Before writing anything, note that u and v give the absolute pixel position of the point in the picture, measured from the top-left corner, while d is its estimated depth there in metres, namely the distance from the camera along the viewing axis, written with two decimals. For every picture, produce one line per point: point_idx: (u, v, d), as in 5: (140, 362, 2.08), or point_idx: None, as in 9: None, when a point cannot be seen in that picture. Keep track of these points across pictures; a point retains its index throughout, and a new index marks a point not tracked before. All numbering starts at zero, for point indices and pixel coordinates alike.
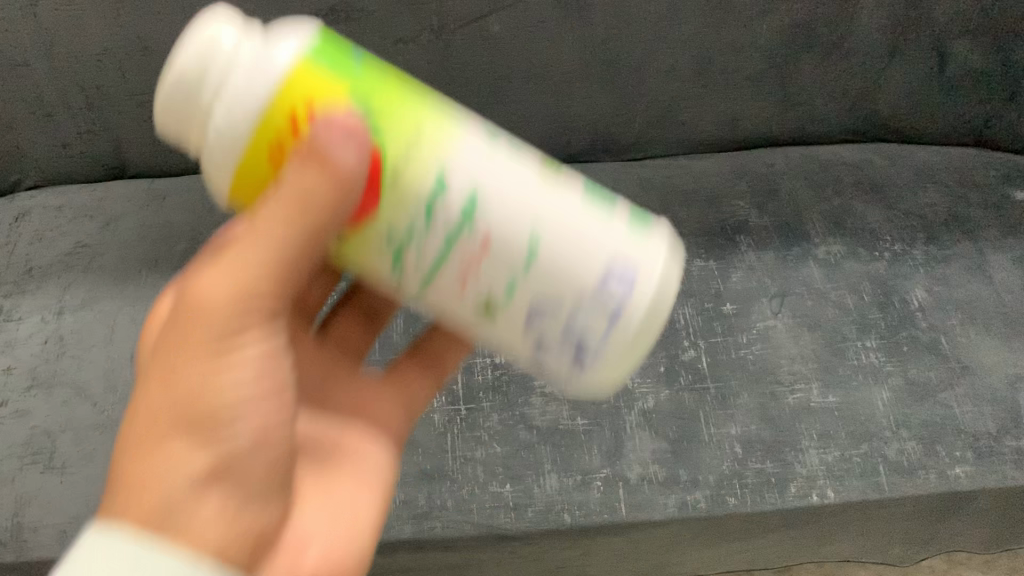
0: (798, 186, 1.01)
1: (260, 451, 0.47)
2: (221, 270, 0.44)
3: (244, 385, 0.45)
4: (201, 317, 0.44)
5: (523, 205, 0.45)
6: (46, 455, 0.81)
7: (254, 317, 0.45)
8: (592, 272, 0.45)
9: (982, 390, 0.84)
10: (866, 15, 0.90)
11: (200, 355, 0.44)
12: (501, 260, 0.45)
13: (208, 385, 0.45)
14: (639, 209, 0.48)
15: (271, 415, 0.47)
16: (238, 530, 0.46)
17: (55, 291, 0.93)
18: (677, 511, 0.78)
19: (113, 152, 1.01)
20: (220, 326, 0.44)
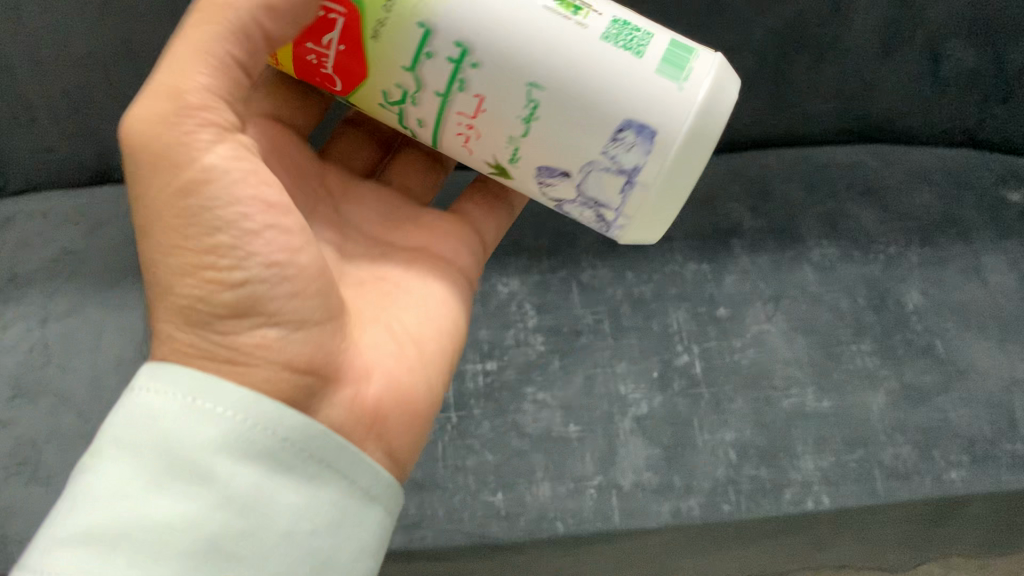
0: (791, 188, 1.00)
1: (288, 291, 0.51)
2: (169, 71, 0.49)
3: (219, 192, 0.49)
4: (155, 112, 0.49)
5: (525, 58, 0.49)
6: (30, 466, 0.80)
7: (203, 120, 0.49)
8: (601, 119, 0.50)
9: (977, 394, 0.83)
10: (859, 15, 0.89)
11: (161, 143, 0.49)
12: (498, 74, 0.50)
13: (193, 211, 0.49)
14: (678, 46, 0.50)
15: (282, 230, 0.52)
16: (288, 355, 0.51)
17: (40, 299, 0.91)
18: (671, 518, 0.77)
19: (98, 157, 0.99)
20: (173, 115, 0.49)
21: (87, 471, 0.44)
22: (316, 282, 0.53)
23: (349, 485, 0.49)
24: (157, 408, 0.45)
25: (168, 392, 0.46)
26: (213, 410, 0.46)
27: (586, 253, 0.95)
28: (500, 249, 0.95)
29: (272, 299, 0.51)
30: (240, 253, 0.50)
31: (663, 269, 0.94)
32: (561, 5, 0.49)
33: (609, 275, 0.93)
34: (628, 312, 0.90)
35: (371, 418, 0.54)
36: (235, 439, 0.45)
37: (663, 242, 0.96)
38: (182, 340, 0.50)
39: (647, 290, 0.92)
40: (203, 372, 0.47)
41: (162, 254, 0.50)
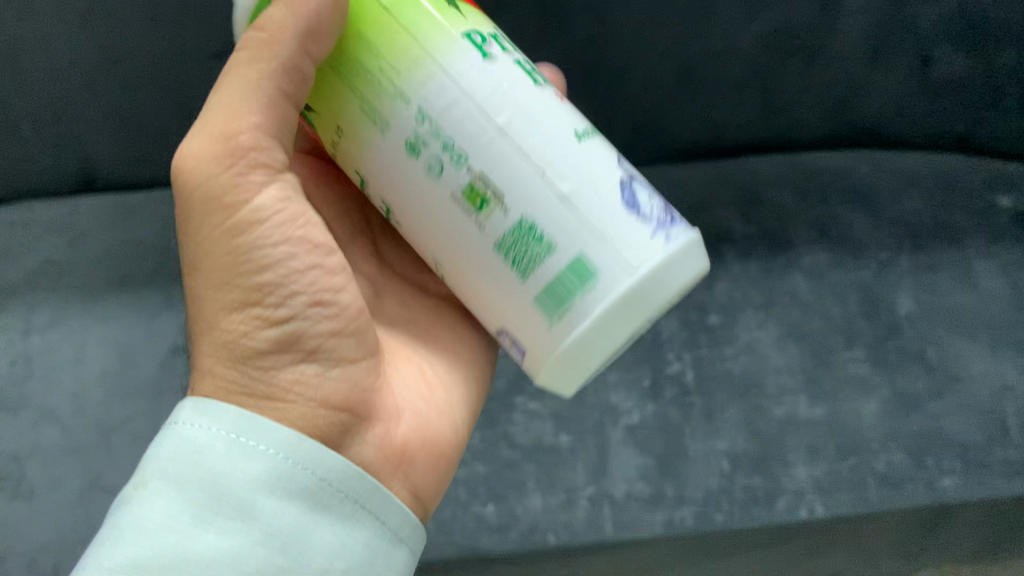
0: (781, 195, 0.99)
1: (329, 330, 0.52)
2: (209, 125, 0.50)
3: (262, 232, 0.50)
4: (199, 168, 0.50)
5: (423, 237, 0.50)
6: (13, 481, 0.79)
7: (253, 160, 0.49)
8: (489, 313, 0.50)
9: (970, 401, 0.83)
10: (848, 19, 0.89)
11: (202, 196, 0.50)
12: (412, 237, 0.51)
13: (242, 250, 0.50)
14: (568, 286, 0.45)
15: (328, 270, 0.53)
16: (325, 392, 0.51)
17: (22, 312, 0.90)
18: (663, 528, 0.76)
19: (81, 165, 0.97)
20: (212, 170, 0.49)
21: (131, 502, 0.44)
22: (355, 321, 0.54)
23: (380, 526, 0.49)
24: (202, 443, 0.45)
25: (212, 427, 0.46)
26: (255, 448, 0.46)
27: None
28: None
29: (312, 336, 0.51)
30: (283, 292, 0.50)
31: None
32: (466, 196, 0.46)
33: None
34: None
35: (397, 456, 0.54)
36: (275, 479, 0.45)
37: None
38: (226, 378, 0.50)
39: None
40: (247, 411, 0.47)
41: (207, 293, 0.51)
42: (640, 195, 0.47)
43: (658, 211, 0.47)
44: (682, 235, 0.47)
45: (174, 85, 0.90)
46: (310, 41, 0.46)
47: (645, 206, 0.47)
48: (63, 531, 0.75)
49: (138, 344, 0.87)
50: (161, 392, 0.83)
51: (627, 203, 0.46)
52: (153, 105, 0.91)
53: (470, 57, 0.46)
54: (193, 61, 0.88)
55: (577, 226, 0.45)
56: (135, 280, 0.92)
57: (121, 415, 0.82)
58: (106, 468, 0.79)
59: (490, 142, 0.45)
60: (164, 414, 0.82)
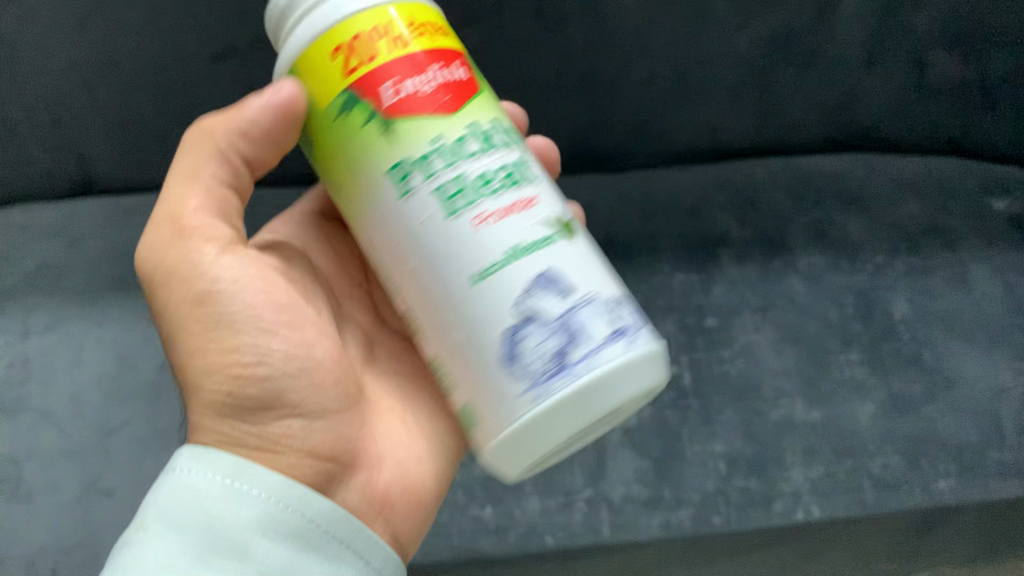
0: (777, 198, 1.00)
1: (308, 384, 0.54)
2: (161, 220, 0.55)
3: (235, 296, 0.53)
4: (164, 253, 0.53)
5: None
6: (11, 482, 0.78)
7: (204, 236, 0.54)
8: None
9: (965, 403, 0.83)
10: (844, 24, 0.90)
11: (177, 272, 0.53)
12: None
13: (216, 315, 0.52)
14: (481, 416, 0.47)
15: (302, 328, 0.55)
16: (313, 443, 0.53)
17: (20, 314, 0.90)
18: (661, 530, 0.76)
19: (79, 168, 0.97)
20: (178, 249, 0.53)
21: (131, 544, 0.45)
22: (335, 374, 0.56)
23: (365, 565, 0.51)
24: (197, 486, 0.47)
25: (207, 472, 0.48)
26: (249, 491, 0.48)
27: None
28: None
29: (294, 391, 0.53)
30: (261, 349, 0.52)
31: (651, 281, 0.94)
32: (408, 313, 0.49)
33: None
34: None
35: (380, 502, 0.56)
36: (267, 520, 0.47)
37: (651, 252, 0.96)
38: (218, 431, 0.52)
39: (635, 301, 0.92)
40: (239, 457, 0.49)
41: (191, 353, 0.53)
42: (530, 341, 0.44)
43: (545, 363, 0.44)
44: (563, 394, 0.43)
45: (173, 88, 0.90)
46: (242, 134, 0.55)
47: (525, 361, 0.44)
48: (61, 533, 0.75)
49: (137, 346, 0.87)
50: (159, 395, 0.83)
51: (500, 360, 0.45)
52: (152, 107, 0.92)
53: (400, 186, 0.46)
54: (192, 64, 0.88)
55: (484, 360, 0.45)
56: (132, 283, 0.92)
57: (120, 417, 0.82)
58: (104, 470, 0.79)
59: (414, 271, 0.47)
60: (162, 417, 0.82)
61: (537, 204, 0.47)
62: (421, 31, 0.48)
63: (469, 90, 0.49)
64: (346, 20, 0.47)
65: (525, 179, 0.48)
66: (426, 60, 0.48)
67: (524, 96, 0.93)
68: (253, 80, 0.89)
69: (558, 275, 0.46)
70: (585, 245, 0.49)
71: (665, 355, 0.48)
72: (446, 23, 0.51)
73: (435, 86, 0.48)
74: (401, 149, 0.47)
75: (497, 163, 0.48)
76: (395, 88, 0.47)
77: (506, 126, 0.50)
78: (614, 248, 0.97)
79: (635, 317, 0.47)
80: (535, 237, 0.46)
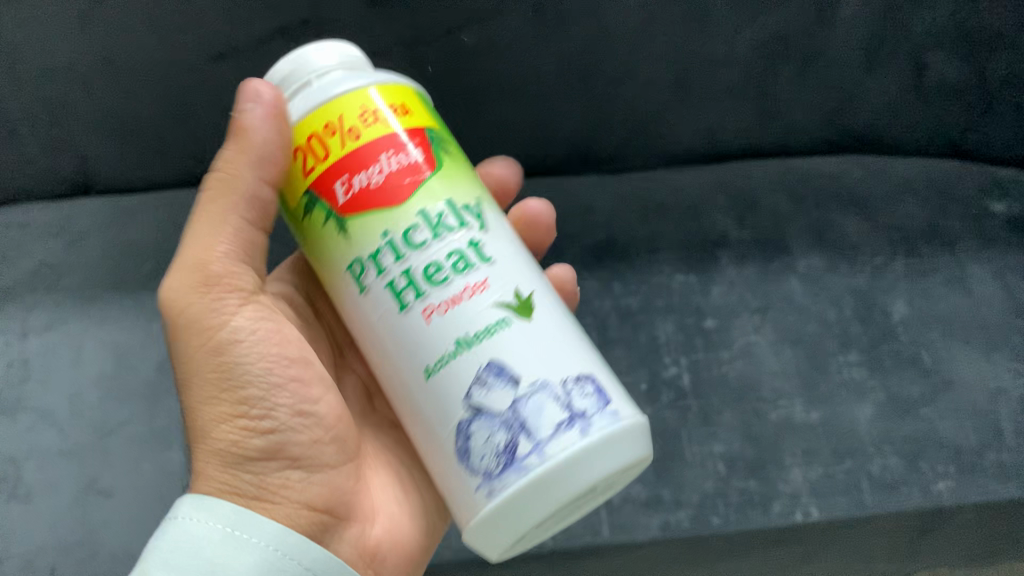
0: (777, 199, 1.00)
1: (309, 439, 0.59)
2: (182, 269, 0.58)
3: (246, 352, 0.58)
4: (186, 304, 0.57)
5: None
6: (10, 482, 0.78)
7: (228, 286, 0.58)
8: None
9: (964, 405, 0.83)
10: (844, 26, 0.90)
11: (195, 326, 0.57)
12: None
13: (229, 368, 0.57)
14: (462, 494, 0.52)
15: (309, 385, 0.60)
16: (308, 495, 0.58)
17: (19, 313, 0.90)
18: (660, 531, 0.76)
19: (79, 167, 0.97)
20: (198, 300, 0.57)
21: None
22: (333, 431, 0.61)
23: None
24: (199, 534, 0.52)
25: (209, 520, 0.53)
26: (248, 539, 0.53)
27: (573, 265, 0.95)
28: None
29: (296, 444, 0.59)
30: (268, 404, 0.58)
31: (650, 281, 0.94)
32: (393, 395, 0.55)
33: (596, 287, 0.93)
34: (616, 324, 0.90)
35: (370, 556, 0.61)
36: (266, 566, 0.52)
37: (650, 253, 0.96)
38: (221, 478, 0.56)
39: (634, 301, 0.92)
40: (239, 507, 0.54)
41: (203, 401, 0.57)
42: (479, 435, 0.50)
43: (495, 457, 0.49)
44: (506, 488, 0.48)
45: (173, 88, 0.90)
46: (260, 167, 0.56)
47: (477, 455, 0.50)
48: (60, 532, 0.75)
49: (136, 346, 0.87)
50: (158, 395, 0.83)
51: (457, 451, 0.51)
52: (152, 107, 0.92)
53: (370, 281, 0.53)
54: (191, 63, 0.88)
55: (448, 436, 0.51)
56: (132, 283, 0.92)
57: (119, 417, 0.82)
58: (103, 469, 0.79)
59: (388, 357, 0.54)
60: (161, 416, 0.82)
61: (485, 288, 0.52)
62: (368, 124, 0.54)
63: (418, 177, 0.54)
64: (311, 123, 0.54)
65: (471, 259, 0.53)
66: (374, 154, 0.53)
67: (523, 96, 0.94)
68: (253, 80, 0.89)
69: (503, 364, 0.50)
70: (544, 321, 0.52)
71: (635, 431, 0.51)
72: (406, 106, 0.56)
73: (386, 178, 0.53)
74: (362, 250, 0.53)
75: (445, 250, 0.53)
76: (346, 185, 0.53)
77: (460, 206, 0.54)
78: (613, 249, 0.97)
79: (592, 398, 0.50)
80: (479, 325, 0.51)
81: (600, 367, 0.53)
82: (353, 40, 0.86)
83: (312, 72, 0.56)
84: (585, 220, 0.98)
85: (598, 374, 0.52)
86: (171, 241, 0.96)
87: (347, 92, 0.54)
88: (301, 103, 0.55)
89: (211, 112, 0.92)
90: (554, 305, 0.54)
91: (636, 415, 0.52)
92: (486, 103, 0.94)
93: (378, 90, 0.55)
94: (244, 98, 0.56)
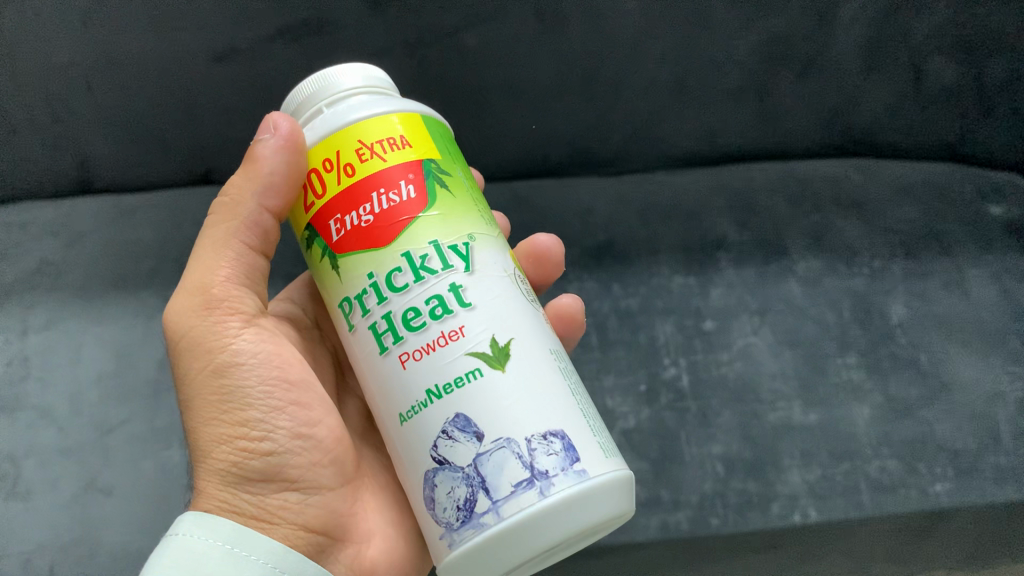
0: (775, 202, 1.00)
1: (309, 462, 0.58)
2: (186, 289, 0.60)
3: (247, 372, 0.58)
4: (186, 322, 0.59)
5: None
6: (9, 480, 0.78)
7: (229, 309, 0.59)
8: None
9: (962, 407, 0.84)
10: (843, 30, 0.91)
11: (194, 345, 0.58)
12: None
13: (228, 387, 0.58)
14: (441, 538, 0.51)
15: (309, 406, 0.59)
16: (306, 517, 0.58)
17: (18, 312, 0.90)
18: (659, 532, 0.76)
19: (80, 167, 0.97)
20: (196, 319, 0.58)
21: None
22: (332, 453, 0.60)
23: None
24: (198, 550, 0.52)
25: (209, 537, 0.53)
26: (248, 556, 0.53)
27: (573, 266, 0.96)
28: None
29: (293, 467, 0.58)
30: (267, 426, 0.57)
31: (649, 283, 0.94)
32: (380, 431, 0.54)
33: (596, 288, 0.94)
34: (615, 325, 0.90)
35: None
36: None
37: (650, 255, 0.96)
38: (220, 496, 0.57)
39: (633, 303, 0.92)
40: (239, 524, 0.54)
41: (204, 422, 0.58)
42: (443, 488, 0.48)
43: (454, 511, 0.47)
44: (464, 545, 0.46)
45: (174, 87, 0.91)
46: (265, 195, 0.57)
47: (440, 506, 0.48)
48: (60, 531, 0.75)
49: (137, 345, 0.87)
50: (159, 394, 0.83)
51: (423, 501, 0.49)
52: (154, 107, 0.92)
53: (352, 316, 0.52)
54: (193, 63, 0.89)
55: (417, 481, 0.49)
56: (132, 283, 0.92)
57: (119, 416, 0.82)
58: (102, 469, 0.79)
59: (370, 394, 0.52)
60: (161, 415, 0.82)
61: (461, 337, 0.49)
62: (362, 159, 0.51)
63: (408, 215, 0.51)
64: (318, 146, 0.53)
65: (456, 305, 0.50)
66: (362, 191, 0.51)
67: (523, 98, 0.94)
68: (255, 80, 0.90)
69: (470, 418, 0.47)
70: (522, 370, 0.49)
71: (607, 491, 0.47)
72: (412, 138, 0.53)
73: (372, 217, 0.51)
74: (348, 289, 0.52)
75: (425, 294, 0.50)
76: (336, 223, 0.52)
77: (446, 247, 0.51)
78: (612, 251, 0.97)
79: (557, 456, 0.46)
80: (451, 374, 0.48)
81: (581, 421, 0.49)
82: (354, 40, 0.88)
83: (323, 99, 0.55)
84: (585, 222, 0.99)
85: (572, 429, 0.48)
86: (171, 241, 0.96)
87: (346, 124, 0.52)
88: (313, 130, 0.53)
89: (212, 111, 0.93)
90: (543, 352, 0.51)
91: (611, 473, 0.48)
92: (485, 104, 0.94)
93: (379, 121, 0.53)
94: (262, 130, 0.56)
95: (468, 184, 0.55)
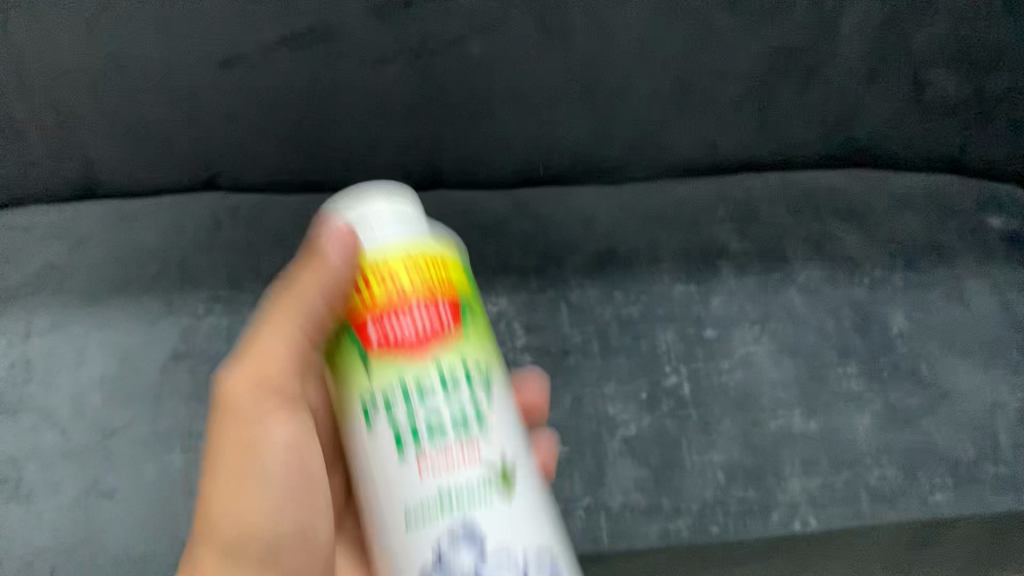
0: (776, 212, 1.01)
1: (297, 553, 0.60)
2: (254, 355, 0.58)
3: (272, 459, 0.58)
4: (236, 394, 0.58)
5: None
6: (12, 483, 0.78)
7: (279, 390, 0.58)
8: None
9: (962, 417, 0.84)
10: (846, 43, 0.92)
11: (236, 418, 0.58)
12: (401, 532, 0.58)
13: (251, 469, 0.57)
14: None
15: (314, 502, 0.60)
16: None
17: (21, 315, 0.89)
18: (659, 539, 0.77)
19: (83, 172, 0.98)
20: (249, 393, 0.58)
21: None
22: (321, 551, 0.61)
23: None
24: None
25: None
26: None
27: (576, 274, 0.95)
28: (489, 268, 0.95)
29: (284, 556, 0.59)
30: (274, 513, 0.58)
31: (652, 290, 0.93)
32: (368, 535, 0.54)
33: (598, 295, 0.93)
34: (616, 332, 0.90)
35: None
36: None
37: (652, 263, 0.96)
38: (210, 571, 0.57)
39: (635, 310, 0.92)
40: None
41: (219, 494, 0.57)
42: None
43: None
44: None
45: (178, 95, 0.92)
46: (331, 292, 0.54)
47: None
48: (62, 535, 0.75)
49: (139, 349, 0.87)
50: (161, 398, 0.83)
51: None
52: (158, 114, 0.93)
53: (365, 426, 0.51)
54: (198, 70, 0.90)
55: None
56: (134, 287, 0.92)
57: (121, 419, 0.82)
58: (104, 472, 0.79)
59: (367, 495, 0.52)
60: (164, 419, 0.82)
61: (477, 464, 0.49)
62: (385, 285, 0.51)
63: (433, 342, 0.51)
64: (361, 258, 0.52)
65: (478, 430, 0.50)
66: (390, 312, 0.51)
67: (523, 106, 0.95)
68: (261, 86, 0.92)
69: (477, 529, 0.48)
70: (525, 508, 0.49)
71: None
72: (442, 269, 0.53)
73: (400, 336, 0.50)
74: (368, 392, 0.51)
75: (447, 411, 0.50)
76: (376, 329, 0.51)
77: (469, 371, 0.51)
78: (614, 258, 0.96)
79: None
80: (463, 497, 0.48)
81: (564, 553, 0.50)
82: (358, 47, 0.90)
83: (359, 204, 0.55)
84: (587, 229, 0.98)
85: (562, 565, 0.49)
86: (174, 245, 0.94)
87: (381, 245, 0.52)
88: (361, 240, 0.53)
89: (216, 116, 0.94)
90: (541, 497, 0.51)
91: None
92: (487, 112, 0.96)
93: (413, 246, 0.53)
94: (332, 227, 0.54)
95: (484, 324, 0.55)
